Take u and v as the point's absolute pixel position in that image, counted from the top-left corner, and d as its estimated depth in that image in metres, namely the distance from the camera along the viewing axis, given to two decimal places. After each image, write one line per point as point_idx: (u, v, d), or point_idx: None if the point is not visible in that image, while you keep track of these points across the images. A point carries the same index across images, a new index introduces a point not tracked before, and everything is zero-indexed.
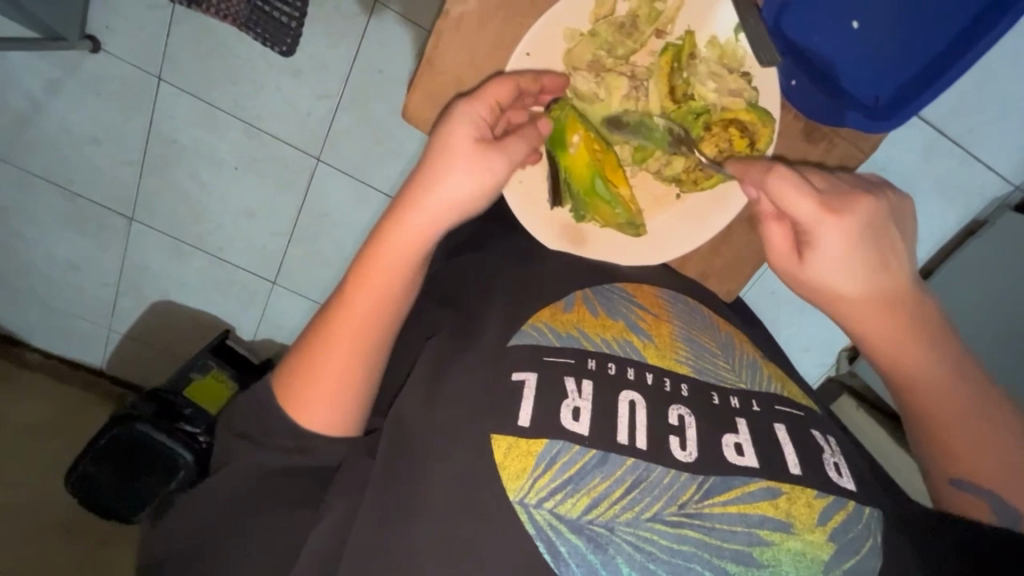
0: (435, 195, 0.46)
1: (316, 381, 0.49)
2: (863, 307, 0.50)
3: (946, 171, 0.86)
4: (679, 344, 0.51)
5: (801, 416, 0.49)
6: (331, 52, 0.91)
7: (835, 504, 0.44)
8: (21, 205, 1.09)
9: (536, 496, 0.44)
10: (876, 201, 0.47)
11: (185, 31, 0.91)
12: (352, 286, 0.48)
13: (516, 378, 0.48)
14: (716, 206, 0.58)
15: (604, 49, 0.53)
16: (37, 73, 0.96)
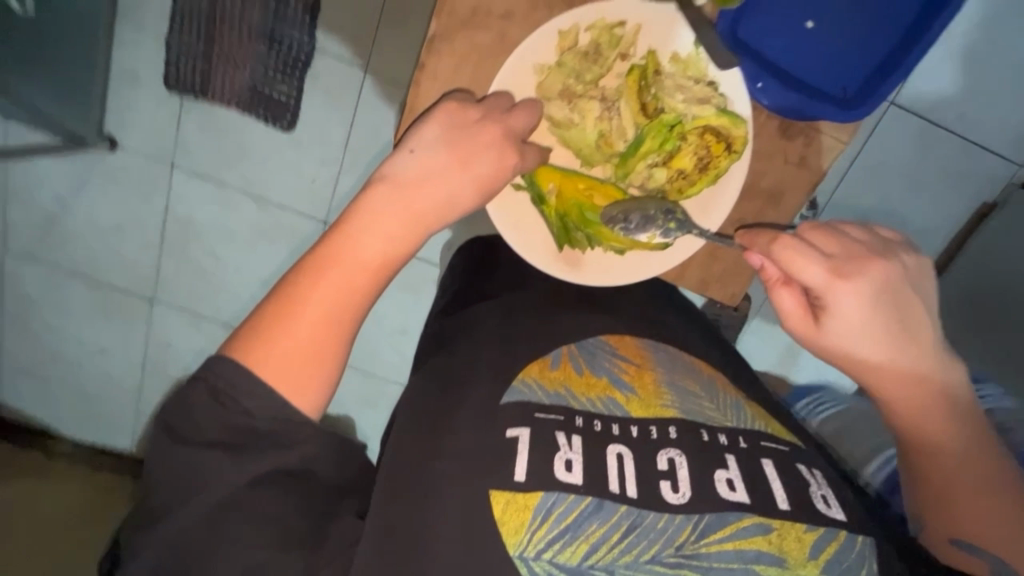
0: (482, 154, 0.50)
1: (284, 354, 0.43)
2: (876, 368, 0.49)
3: (948, 158, 0.86)
4: (663, 391, 0.49)
5: (784, 450, 0.47)
6: (327, 121, 0.96)
7: (824, 537, 0.41)
8: (50, 298, 1.14)
9: (535, 548, 0.41)
10: (888, 266, 0.48)
11: (193, 117, 0.98)
12: (366, 221, 0.47)
13: (510, 434, 0.45)
14: (703, 209, 0.60)
15: (574, 78, 0.56)
16: (62, 175, 1.04)
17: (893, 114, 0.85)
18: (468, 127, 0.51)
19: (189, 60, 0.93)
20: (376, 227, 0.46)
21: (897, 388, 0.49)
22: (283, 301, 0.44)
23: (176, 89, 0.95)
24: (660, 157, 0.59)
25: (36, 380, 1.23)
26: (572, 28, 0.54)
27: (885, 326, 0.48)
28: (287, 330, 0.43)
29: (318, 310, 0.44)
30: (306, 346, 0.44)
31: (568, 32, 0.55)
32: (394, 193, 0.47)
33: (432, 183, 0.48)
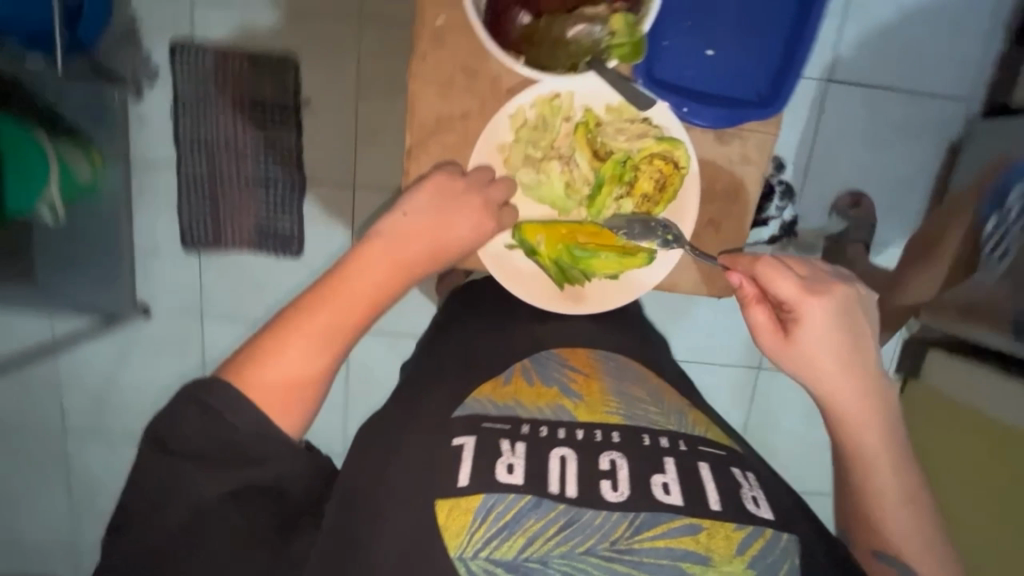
0: (465, 218, 0.58)
1: (271, 383, 0.46)
2: (836, 383, 0.53)
3: (898, 114, 1.02)
4: (609, 399, 0.51)
5: (722, 454, 0.47)
6: (332, 240, 1.11)
7: (752, 531, 0.41)
8: (111, 472, 1.22)
9: (472, 547, 0.40)
10: (847, 291, 0.54)
11: (212, 272, 1.12)
12: (359, 268, 0.51)
13: (455, 443, 0.46)
14: (674, 222, 0.66)
15: (531, 148, 0.64)
16: (106, 352, 1.15)
17: (840, 92, 1.01)
18: (453, 193, 0.58)
19: (200, 222, 1.09)
20: (366, 272, 0.51)
21: (851, 406, 0.52)
22: (277, 329, 0.48)
23: (192, 248, 1.11)
24: (622, 189, 0.65)
25: None
26: (518, 110, 0.63)
27: (849, 347, 0.53)
28: (282, 369, 0.46)
29: (308, 347, 0.47)
30: (298, 381, 0.47)
31: (516, 114, 0.63)
32: (386, 248, 0.53)
33: (422, 239, 0.55)
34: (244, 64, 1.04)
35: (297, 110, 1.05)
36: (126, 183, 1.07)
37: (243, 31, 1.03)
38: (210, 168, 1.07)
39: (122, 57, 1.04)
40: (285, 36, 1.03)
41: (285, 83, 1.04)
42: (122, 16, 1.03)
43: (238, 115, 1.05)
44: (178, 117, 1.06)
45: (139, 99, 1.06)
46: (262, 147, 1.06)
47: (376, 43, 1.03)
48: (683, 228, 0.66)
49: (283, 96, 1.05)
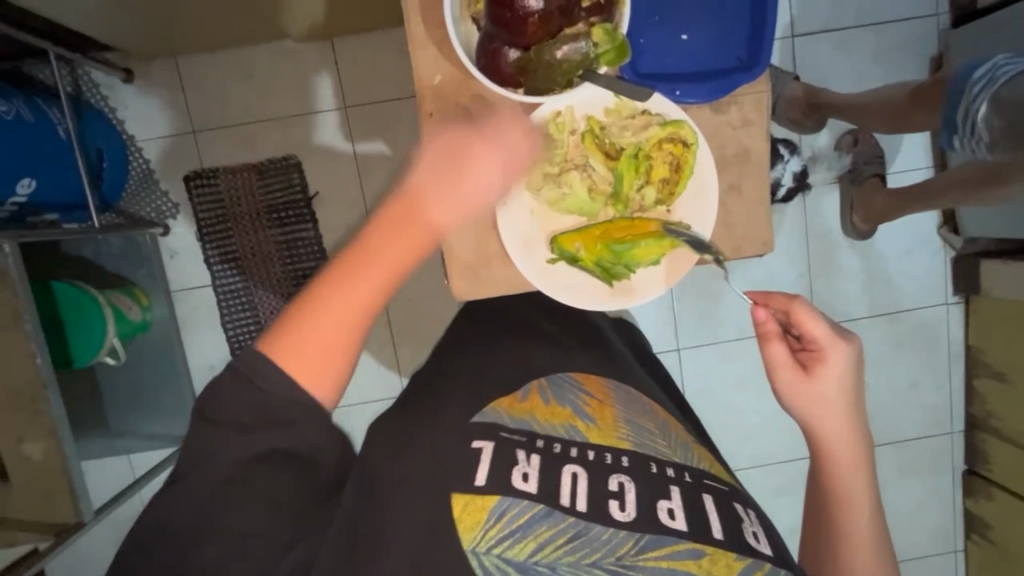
0: (476, 172, 0.52)
1: (308, 353, 0.48)
2: (838, 427, 0.60)
3: (871, 44, 1.06)
4: (620, 424, 0.62)
5: (724, 489, 0.60)
6: None
7: (750, 564, 0.53)
8: None
9: (486, 543, 0.52)
10: (858, 343, 0.61)
11: None
12: (371, 237, 0.50)
13: (474, 447, 0.58)
14: (698, 196, 0.68)
15: (548, 165, 0.67)
16: None
17: (809, 40, 1.06)
18: (463, 146, 0.52)
19: (245, 329, 1.15)
20: (381, 241, 0.50)
21: (846, 451, 0.60)
22: (301, 311, 0.49)
23: None
24: (641, 179, 0.69)
25: None
26: None
27: (853, 392, 0.61)
28: (311, 342, 0.48)
29: (333, 320, 0.49)
30: (327, 351, 0.48)
31: None
32: (397, 215, 0.51)
33: (432, 199, 0.51)
34: (251, 174, 1.12)
35: (307, 201, 1.13)
36: (171, 314, 1.15)
37: (247, 143, 1.13)
38: (242, 277, 1.14)
39: (142, 199, 1.13)
40: (287, 141, 1.13)
41: (292, 181, 1.13)
42: (136, 161, 1.13)
43: (256, 221, 1.12)
44: (203, 239, 1.13)
45: (168, 234, 1.15)
46: (284, 244, 1.13)
47: (378, 123, 1.13)
48: (708, 202, 0.68)
49: (292, 193, 1.13)
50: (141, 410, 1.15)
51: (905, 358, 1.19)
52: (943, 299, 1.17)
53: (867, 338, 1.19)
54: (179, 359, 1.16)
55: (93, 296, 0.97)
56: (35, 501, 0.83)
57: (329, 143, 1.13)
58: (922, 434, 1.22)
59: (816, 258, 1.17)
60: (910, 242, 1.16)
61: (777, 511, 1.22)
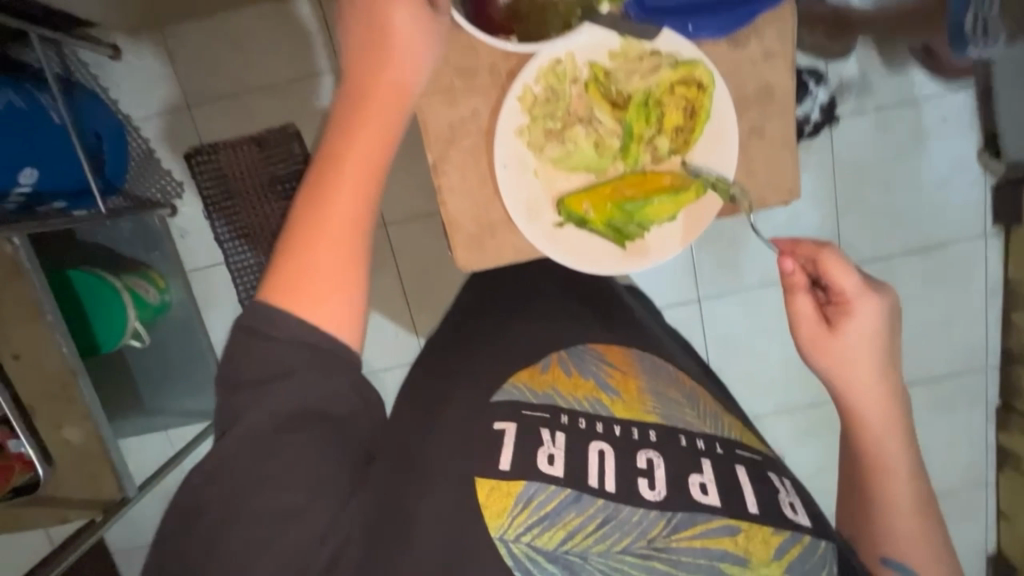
0: (411, 53, 0.52)
1: (315, 271, 0.48)
2: (870, 387, 0.58)
3: None
4: (646, 398, 0.60)
5: (758, 458, 0.58)
6: (384, 283, 1.16)
7: (789, 539, 0.50)
8: None
9: (514, 531, 0.48)
10: (890, 297, 0.59)
11: None
12: (339, 159, 0.50)
13: (497, 427, 0.55)
14: (715, 143, 0.64)
15: (550, 120, 0.64)
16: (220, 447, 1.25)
17: None
18: (384, 30, 0.51)
19: None
20: (350, 159, 0.50)
21: (877, 412, 0.58)
22: (294, 254, 0.49)
23: None
24: (653, 128, 0.64)
25: None
26: (524, 89, 0.62)
27: (883, 345, 0.58)
28: (310, 281, 0.48)
29: (325, 253, 0.48)
30: (330, 284, 0.48)
31: (524, 95, 0.62)
32: (356, 126, 0.51)
33: (383, 97, 0.52)
34: (251, 147, 1.09)
35: (310, 170, 1.10)
36: (189, 294, 1.15)
37: (244, 114, 1.10)
38: (254, 253, 1.13)
39: (147, 180, 1.12)
40: (283, 110, 1.09)
41: (292, 151, 1.09)
42: (135, 142, 1.11)
43: (262, 194, 1.11)
44: (212, 216, 1.12)
45: (176, 214, 1.14)
46: None
47: None
48: (728, 147, 0.64)
49: (293, 164, 1.10)
50: (172, 389, 1.19)
51: (938, 295, 1.14)
52: (981, 231, 1.11)
53: (898, 277, 1.14)
54: (203, 337, 1.17)
55: (110, 283, 0.98)
56: (81, 480, 0.87)
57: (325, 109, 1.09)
58: (955, 371, 1.18)
59: (843, 197, 1.10)
60: (948, 172, 1.09)
61: (803, 455, 1.22)
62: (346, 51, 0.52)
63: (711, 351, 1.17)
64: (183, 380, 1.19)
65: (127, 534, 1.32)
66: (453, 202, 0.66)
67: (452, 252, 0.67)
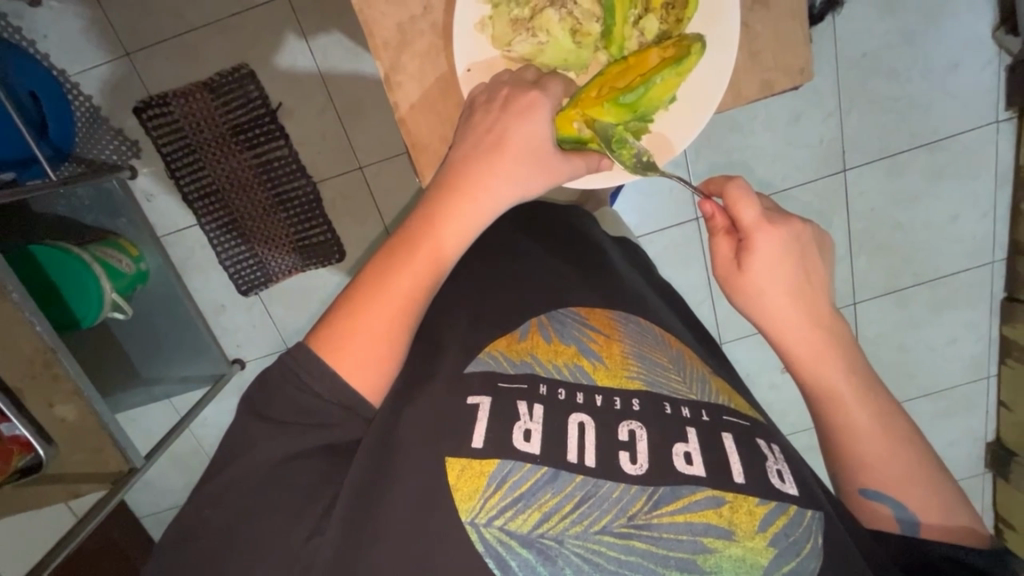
0: (522, 120, 0.55)
1: (355, 350, 0.51)
2: (791, 321, 0.55)
3: None
4: (630, 362, 0.56)
5: (746, 425, 0.54)
6: (364, 229, 1.11)
7: (775, 510, 0.48)
8: None
9: (486, 514, 0.48)
10: (793, 227, 0.55)
11: (277, 304, 1.16)
12: (427, 209, 0.53)
13: (470, 402, 0.53)
14: (713, 16, 0.59)
15: (518, 8, 0.60)
16: (226, 409, 1.26)
17: None
18: (507, 98, 0.56)
19: (243, 264, 1.10)
20: (433, 211, 0.53)
21: (803, 345, 0.55)
22: (355, 297, 0.52)
23: (252, 291, 1.13)
24: (639, 6, 0.60)
25: None
26: None
27: (794, 275, 0.55)
28: (356, 331, 0.51)
29: (381, 304, 0.51)
30: (374, 338, 0.51)
31: None
32: (454, 178, 0.54)
33: (478, 156, 0.54)
34: (204, 94, 0.99)
35: (272, 115, 1.02)
36: (166, 260, 1.10)
37: (187, 57, 1.00)
38: (223, 206, 1.06)
39: (97, 142, 1.04)
40: (231, 49, 0.99)
41: (249, 93, 1.00)
42: (78, 100, 1.02)
43: (223, 145, 1.02)
44: (174, 174, 1.03)
45: (136, 176, 1.06)
46: (258, 165, 1.03)
47: (325, 8, 0.97)
48: (728, 19, 0.59)
49: (253, 108, 1.01)
50: (167, 358, 1.17)
51: (946, 189, 1.09)
52: (993, 116, 1.04)
53: (903, 175, 1.08)
54: (189, 305, 1.13)
55: (75, 253, 0.92)
56: (85, 455, 0.87)
57: (273, 44, 0.99)
58: (961, 269, 1.16)
59: (846, 92, 1.03)
60: (960, 52, 1.00)
61: None
62: (465, 136, 0.56)
63: (711, 271, 1.14)
64: (176, 346, 1.16)
65: (149, 499, 1.35)
66: (416, 122, 0.64)
67: (420, 176, 0.66)
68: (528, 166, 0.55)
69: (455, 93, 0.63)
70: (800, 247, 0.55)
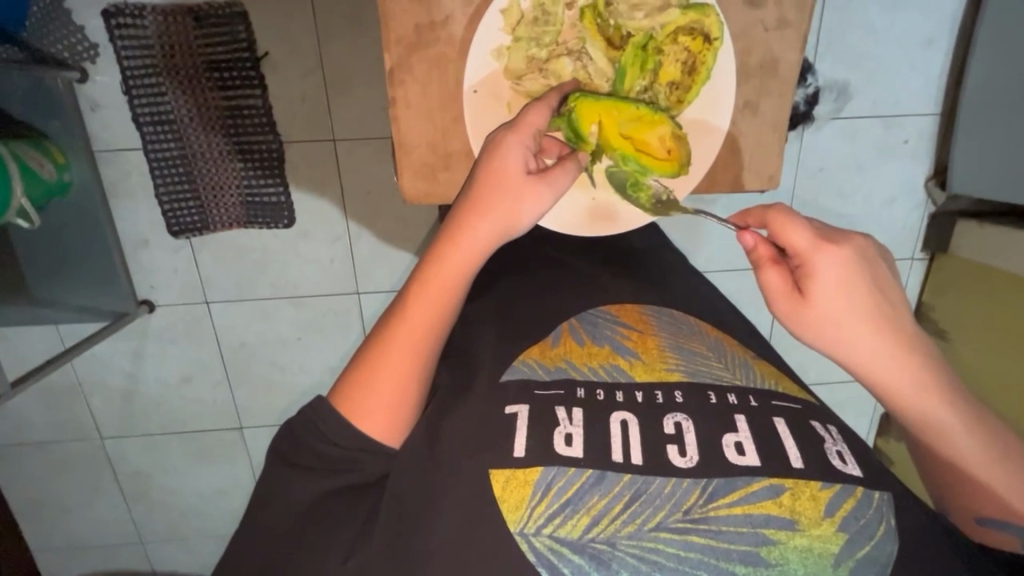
0: (504, 159, 0.57)
1: (380, 397, 0.55)
2: (875, 355, 0.51)
3: None
4: (668, 355, 0.59)
5: (798, 408, 0.55)
6: (325, 203, 1.07)
7: (840, 493, 0.47)
8: (160, 467, 1.28)
9: (535, 523, 0.48)
10: (852, 244, 0.53)
11: (207, 254, 1.09)
12: (427, 268, 0.57)
13: (509, 413, 0.54)
14: (708, 110, 0.66)
15: (534, 46, 0.64)
16: (121, 351, 1.16)
17: None
18: (495, 141, 0.58)
19: (183, 203, 1.03)
20: (432, 268, 0.57)
21: (897, 378, 0.51)
22: (370, 357, 0.57)
23: (183, 234, 1.06)
24: (648, 78, 0.65)
25: (162, 531, 1.36)
26: (510, 4, 0.62)
27: (870, 296, 0.51)
28: (370, 395, 0.55)
29: (388, 374, 0.55)
30: (387, 404, 0.56)
31: (509, 10, 0.62)
32: (449, 237, 0.57)
33: (467, 206, 0.57)
34: (186, 19, 0.92)
35: (251, 57, 0.96)
36: (95, 176, 1.01)
37: None
38: (180, 148, 0.99)
39: (52, 32, 0.93)
40: None
41: (229, 31, 0.94)
42: None
43: (188, 82, 0.96)
44: (129, 93, 0.95)
45: (86, 81, 0.96)
46: (225, 110, 0.98)
47: None
48: (720, 114, 0.66)
49: (230, 47, 0.95)
50: (68, 281, 1.07)
51: None
52: (911, 254, 1.16)
53: None
54: (110, 232, 1.05)
55: None
56: None
57: None
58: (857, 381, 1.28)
59: (799, 199, 1.12)
60: (898, 192, 1.12)
61: None
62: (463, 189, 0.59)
63: None
64: (83, 273, 1.07)
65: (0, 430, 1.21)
66: (406, 122, 0.66)
67: (398, 175, 0.69)
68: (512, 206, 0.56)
69: (453, 106, 0.65)
70: (868, 265, 0.52)
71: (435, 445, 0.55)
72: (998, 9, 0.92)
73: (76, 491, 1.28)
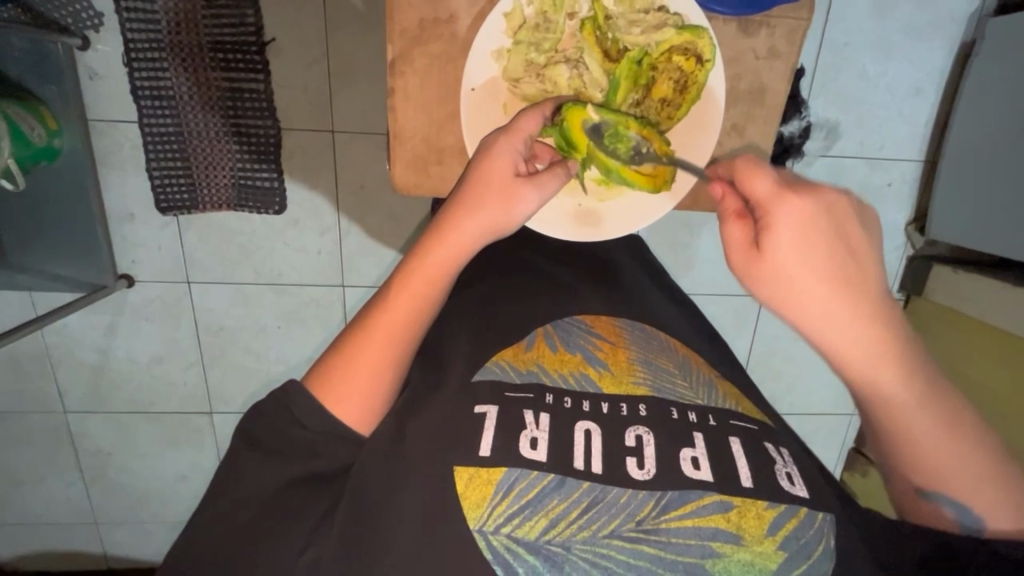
0: (497, 162, 0.58)
1: (355, 383, 0.55)
2: (832, 325, 0.45)
3: (908, 15, 1.00)
4: (636, 369, 0.59)
5: (754, 429, 0.56)
6: (316, 192, 1.07)
7: (784, 513, 0.49)
8: (121, 445, 1.25)
9: (494, 522, 0.48)
10: (824, 197, 0.44)
11: (192, 232, 1.08)
12: (412, 265, 0.57)
13: (477, 412, 0.54)
14: (700, 125, 0.68)
15: (534, 51, 0.65)
16: (94, 324, 1.14)
17: None
18: (489, 144, 0.59)
19: (173, 180, 1.02)
20: (419, 266, 0.57)
21: (853, 350, 0.45)
22: (352, 344, 0.56)
23: (169, 210, 1.04)
24: (640, 92, 0.67)
25: (116, 513, 1.32)
26: (514, 8, 0.63)
27: (837, 264, 0.44)
28: (347, 385, 0.55)
29: (366, 367, 0.56)
30: (361, 394, 0.56)
31: (512, 13, 0.63)
32: (438, 235, 0.57)
33: (459, 206, 0.57)
34: None
35: (256, 40, 0.95)
36: (85, 144, 1.00)
37: None
38: (176, 123, 0.99)
39: None
40: None
41: (234, 12, 0.93)
42: None
43: (190, 59, 0.95)
44: (131, 65, 0.95)
45: (88, 49, 0.96)
46: (226, 91, 0.98)
47: None
48: (709, 138, 0.68)
49: (236, 29, 0.94)
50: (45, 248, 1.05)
51: None
52: None
53: None
54: (93, 200, 1.03)
55: None
56: None
57: None
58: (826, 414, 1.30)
59: None
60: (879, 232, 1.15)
61: None
62: (456, 191, 0.59)
63: None
64: (62, 241, 1.05)
65: None
66: (403, 115, 0.67)
67: (391, 164, 0.69)
68: (505, 209, 0.57)
69: (449, 104, 0.67)
70: (839, 220, 0.44)
71: (401, 438, 0.55)
72: (983, 65, 0.96)
73: (31, 464, 1.25)
